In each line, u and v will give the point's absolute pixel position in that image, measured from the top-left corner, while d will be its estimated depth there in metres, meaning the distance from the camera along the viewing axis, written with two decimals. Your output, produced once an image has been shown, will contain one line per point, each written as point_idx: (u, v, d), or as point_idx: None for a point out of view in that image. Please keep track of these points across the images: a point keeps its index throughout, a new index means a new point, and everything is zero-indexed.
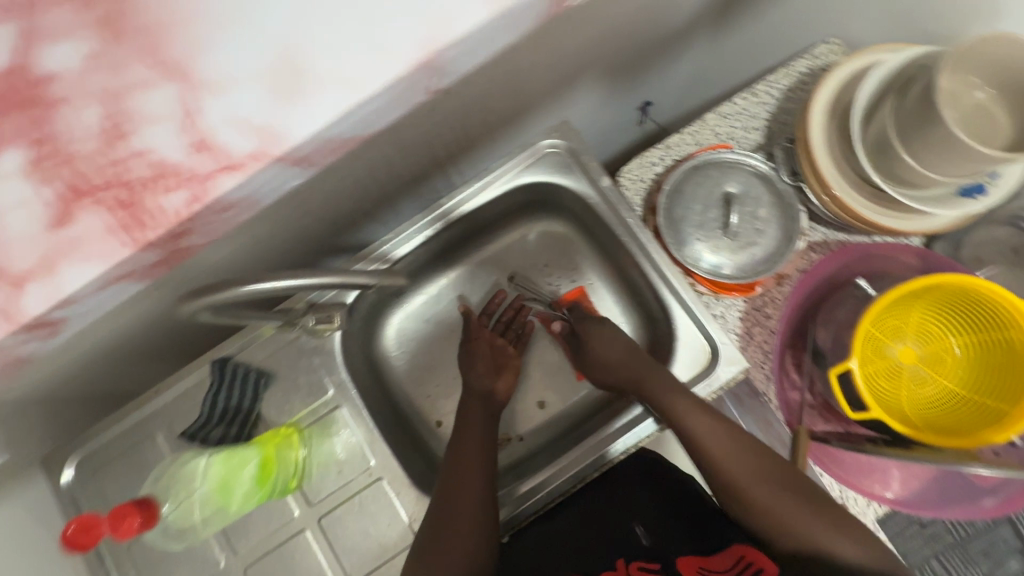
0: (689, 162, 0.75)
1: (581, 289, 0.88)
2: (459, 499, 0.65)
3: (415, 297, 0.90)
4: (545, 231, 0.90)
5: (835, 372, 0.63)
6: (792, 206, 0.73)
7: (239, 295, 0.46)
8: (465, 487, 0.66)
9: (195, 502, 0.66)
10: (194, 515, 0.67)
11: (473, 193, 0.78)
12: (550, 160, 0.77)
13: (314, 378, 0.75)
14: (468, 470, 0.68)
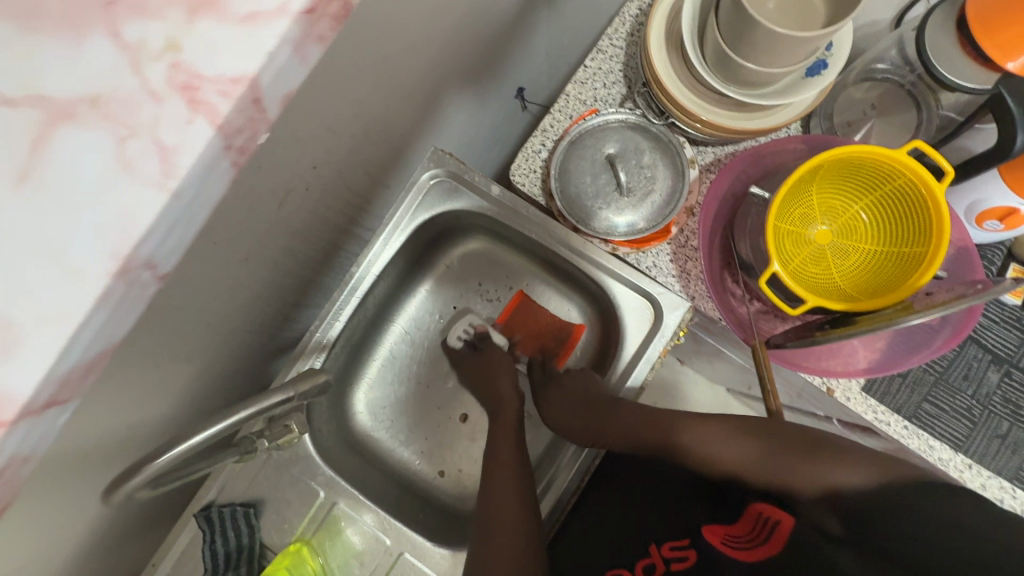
0: (564, 141, 0.76)
1: (521, 292, 0.88)
2: (499, 490, 0.66)
3: (372, 366, 0.88)
4: (466, 254, 0.90)
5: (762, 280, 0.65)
6: (670, 143, 0.75)
7: (162, 466, 0.48)
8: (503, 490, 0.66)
9: None
10: None
11: (378, 250, 0.77)
12: (436, 190, 0.77)
13: (301, 485, 0.73)
14: (502, 495, 0.65)
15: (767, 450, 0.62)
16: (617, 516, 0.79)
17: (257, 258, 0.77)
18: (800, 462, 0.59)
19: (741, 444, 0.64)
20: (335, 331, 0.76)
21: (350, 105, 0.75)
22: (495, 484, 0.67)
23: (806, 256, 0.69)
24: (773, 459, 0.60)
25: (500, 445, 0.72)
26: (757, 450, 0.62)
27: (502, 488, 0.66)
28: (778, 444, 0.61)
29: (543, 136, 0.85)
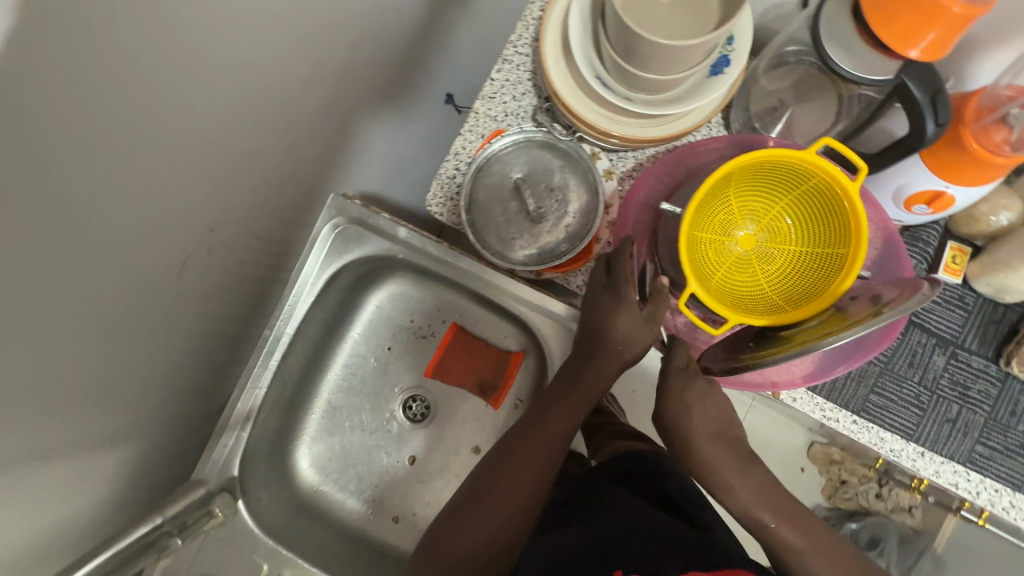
0: (467, 172, 0.72)
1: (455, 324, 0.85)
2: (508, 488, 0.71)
3: (311, 420, 0.85)
4: (393, 293, 0.86)
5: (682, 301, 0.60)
6: (579, 157, 0.73)
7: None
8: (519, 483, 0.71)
9: None
10: None
11: (291, 306, 0.74)
12: (343, 237, 0.74)
13: (241, 560, 0.71)
14: (503, 506, 0.70)
15: (793, 526, 0.67)
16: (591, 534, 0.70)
17: (164, 330, 0.74)
18: (817, 546, 0.66)
19: (768, 498, 0.69)
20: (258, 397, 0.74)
21: (235, 159, 0.71)
22: (521, 478, 0.72)
23: (728, 265, 0.65)
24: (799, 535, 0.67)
25: (532, 454, 0.72)
26: (784, 521, 0.67)
27: (504, 497, 0.71)
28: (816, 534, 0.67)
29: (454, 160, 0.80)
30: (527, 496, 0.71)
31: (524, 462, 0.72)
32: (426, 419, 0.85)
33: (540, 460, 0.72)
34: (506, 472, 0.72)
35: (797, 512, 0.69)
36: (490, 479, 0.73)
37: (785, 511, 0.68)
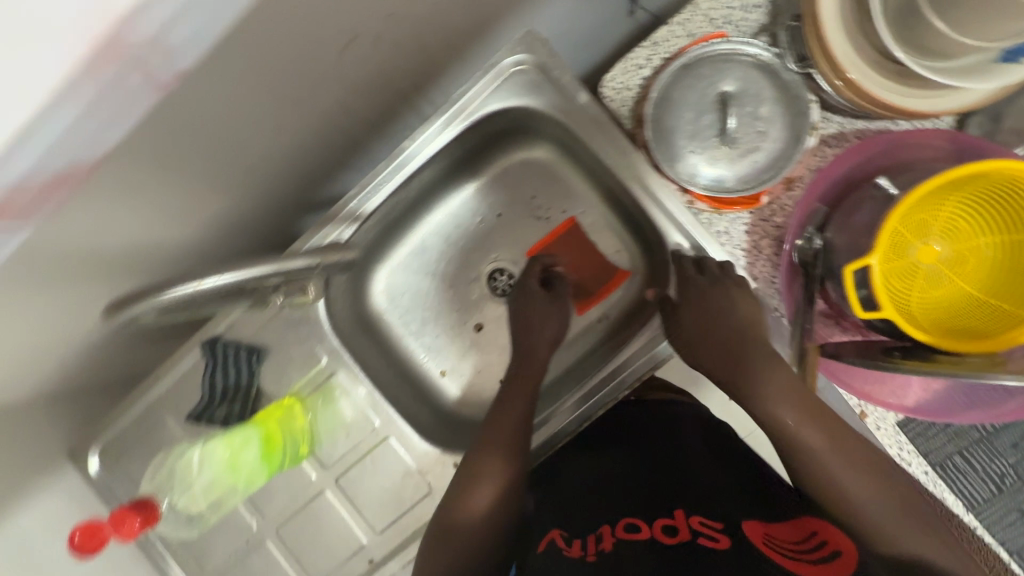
0: (674, 65, 0.65)
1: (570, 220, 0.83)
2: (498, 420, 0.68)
3: (400, 251, 0.85)
4: (526, 161, 0.82)
5: (849, 269, 0.56)
6: (800, 99, 0.63)
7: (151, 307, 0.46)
8: (510, 412, 0.68)
9: (218, 479, 0.70)
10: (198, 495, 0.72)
11: (438, 131, 0.70)
12: (519, 81, 0.68)
13: (307, 345, 0.73)
14: (495, 468, 0.65)
15: (891, 503, 0.56)
16: (597, 484, 0.75)
17: (308, 103, 0.71)
18: (904, 523, 0.55)
19: (807, 422, 0.59)
20: (371, 207, 0.71)
21: None
22: (505, 404, 0.70)
23: (900, 266, 0.58)
24: (885, 504, 0.56)
25: (508, 402, 0.70)
26: (876, 495, 0.56)
27: (496, 460, 0.65)
28: (865, 469, 0.57)
29: (651, 51, 0.72)
30: (514, 450, 0.66)
31: (515, 402, 0.69)
32: (507, 297, 0.84)
33: (512, 408, 0.69)
34: (494, 415, 0.68)
35: (837, 441, 0.58)
36: (499, 400, 0.71)
37: (824, 436, 0.58)
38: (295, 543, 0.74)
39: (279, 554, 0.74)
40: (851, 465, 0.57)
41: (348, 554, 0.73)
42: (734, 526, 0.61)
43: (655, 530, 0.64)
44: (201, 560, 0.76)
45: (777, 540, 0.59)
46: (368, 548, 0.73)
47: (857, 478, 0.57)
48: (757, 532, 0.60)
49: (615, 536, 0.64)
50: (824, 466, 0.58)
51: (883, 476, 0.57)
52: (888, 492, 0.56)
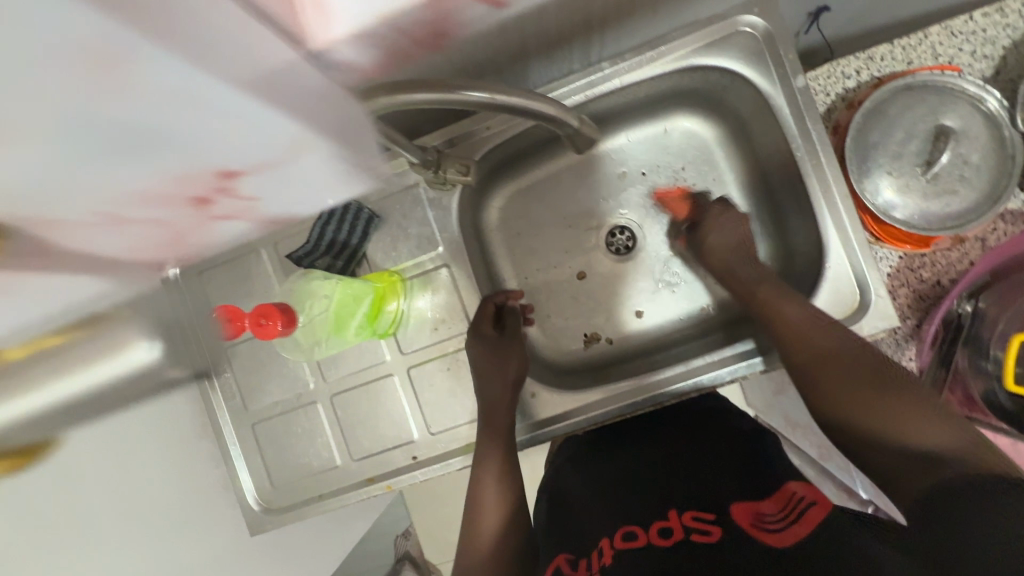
0: (902, 80, 0.63)
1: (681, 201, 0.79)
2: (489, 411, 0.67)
3: (531, 174, 0.82)
4: (691, 131, 0.78)
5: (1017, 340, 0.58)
6: (1015, 159, 0.61)
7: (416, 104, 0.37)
8: (495, 409, 0.67)
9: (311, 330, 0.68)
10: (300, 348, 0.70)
11: (638, 64, 0.66)
12: (740, 43, 0.64)
13: (426, 231, 0.71)
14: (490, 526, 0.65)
15: (903, 410, 0.50)
16: (598, 494, 0.68)
17: None
18: (902, 412, 0.50)
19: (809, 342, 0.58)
20: None
21: None
22: (490, 392, 0.67)
23: None
24: (886, 394, 0.52)
25: (483, 421, 0.67)
26: (891, 411, 0.50)
27: (489, 497, 0.66)
28: (874, 393, 0.52)
29: (863, 64, 0.71)
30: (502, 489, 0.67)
31: (493, 402, 0.67)
32: (620, 257, 0.82)
33: (505, 395, 0.67)
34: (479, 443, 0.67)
35: (828, 364, 0.56)
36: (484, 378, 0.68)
37: (842, 368, 0.55)
38: (345, 415, 0.73)
39: (326, 420, 0.73)
40: (846, 383, 0.54)
41: (396, 444, 0.72)
42: (725, 513, 0.55)
43: (650, 536, 0.55)
44: (246, 400, 0.75)
45: (768, 517, 0.53)
46: (416, 444, 0.72)
47: (857, 395, 0.53)
48: (746, 515, 0.54)
49: (614, 548, 0.56)
50: (827, 391, 0.55)
51: (898, 391, 0.52)
52: (906, 399, 0.51)
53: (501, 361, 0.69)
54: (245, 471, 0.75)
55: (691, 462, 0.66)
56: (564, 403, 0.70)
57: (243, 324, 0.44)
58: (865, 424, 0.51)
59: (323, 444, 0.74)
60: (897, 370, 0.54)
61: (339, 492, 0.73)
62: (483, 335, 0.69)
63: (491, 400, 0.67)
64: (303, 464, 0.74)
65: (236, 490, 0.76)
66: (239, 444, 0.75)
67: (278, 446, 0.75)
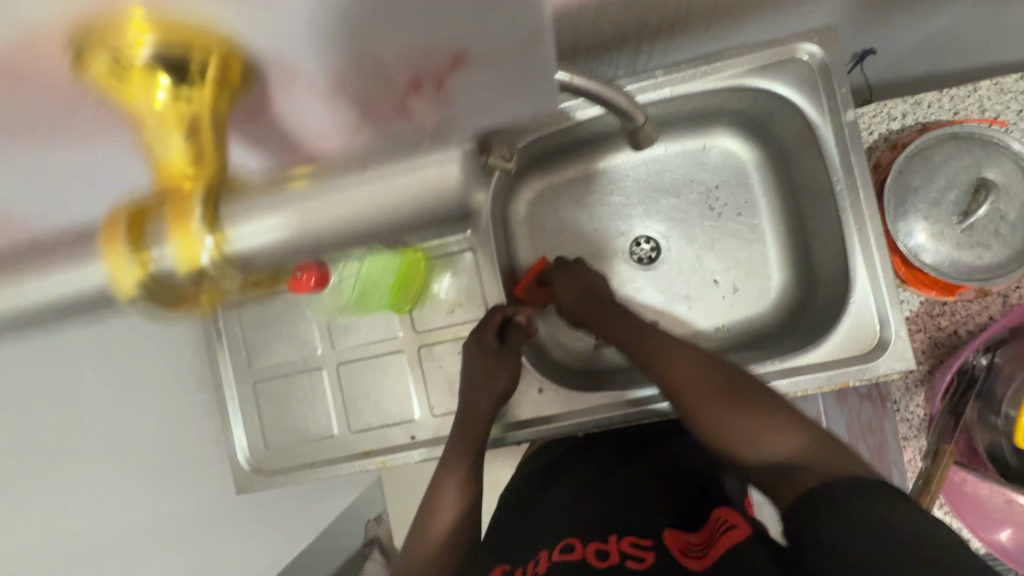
0: (949, 128, 0.63)
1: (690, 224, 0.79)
2: (470, 399, 0.66)
3: (566, 172, 0.81)
4: (731, 151, 0.78)
5: None
6: None
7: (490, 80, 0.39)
8: (473, 400, 0.66)
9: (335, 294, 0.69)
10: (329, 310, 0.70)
11: (691, 77, 0.66)
12: (796, 70, 0.64)
13: None
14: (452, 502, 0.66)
15: (774, 431, 0.55)
16: (555, 506, 0.70)
17: None
18: (749, 424, 0.56)
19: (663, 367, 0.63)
20: (586, 116, 0.68)
21: None
22: (469, 391, 0.66)
23: None
24: (742, 410, 0.57)
25: (461, 426, 0.66)
26: (764, 433, 0.55)
27: (450, 495, 0.66)
28: (744, 411, 0.57)
29: (911, 108, 0.72)
30: (468, 484, 0.66)
31: (471, 397, 0.66)
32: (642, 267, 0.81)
33: (485, 407, 0.65)
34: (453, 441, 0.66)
35: (699, 381, 0.61)
36: (470, 373, 0.67)
37: (710, 392, 0.60)
38: (349, 385, 0.72)
39: (329, 387, 0.72)
40: (715, 403, 0.59)
41: (396, 422, 0.71)
42: (658, 539, 0.60)
43: (586, 552, 0.59)
44: (251, 356, 0.74)
45: (694, 546, 0.59)
46: (417, 424, 0.71)
47: (729, 412, 0.57)
48: (676, 542, 0.60)
49: (552, 559, 0.60)
50: (704, 412, 0.59)
51: (771, 410, 0.56)
52: (777, 424, 0.55)
53: (485, 361, 0.67)
54: (239, 428, 0.74)
55: (646, 482, 0.70)
56: (557, 407, 0.68)
57: None
58: (745, 451, 0.56)
59: (322, 411, 0.73)
60: (752, 387, 0.59)
61: (331, 462, 0.72)
62: (482, 347, 0.67)
63: (468, 393, 0.66)
64: (299, 429, 0.73)
65: (228, 447, 0.74)
66: (237, 400, 0.74)
67: (276, 407, 0.74)
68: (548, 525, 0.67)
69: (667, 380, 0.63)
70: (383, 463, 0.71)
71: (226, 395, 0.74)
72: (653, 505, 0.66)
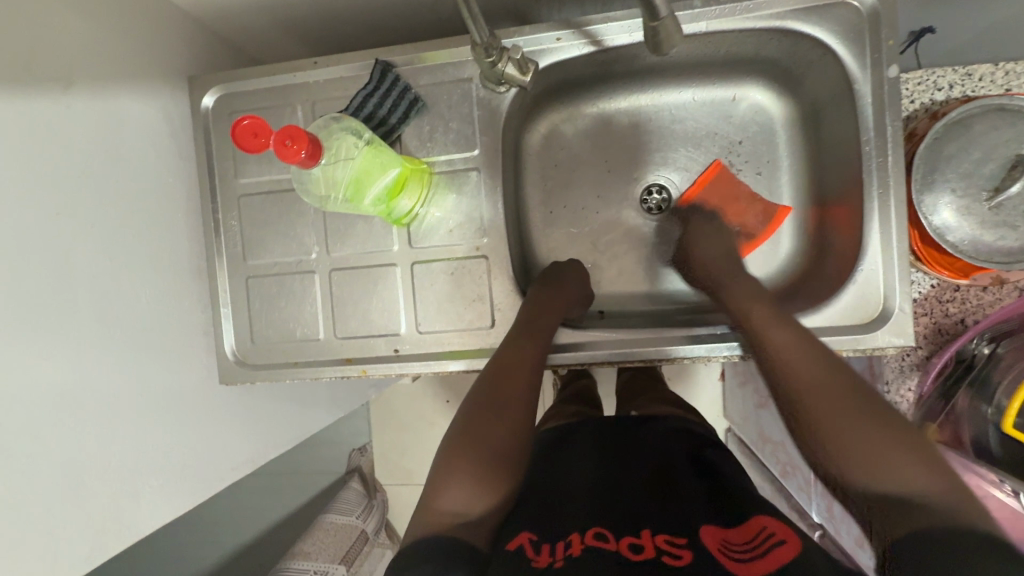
0: (997, 100, 0.59)
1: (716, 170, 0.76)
2: (544, 312, 0.67)
3: (587, 108, 0.79)
4: (760, 105, 0.75)
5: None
6: None
7: None
8: (545, 318, 0.67)
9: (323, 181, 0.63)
10: (319, 197, 0.65)
11: (731, 12, 0.62)
12: (843, 16, 0.60)
13: (468, 129, 0.69)
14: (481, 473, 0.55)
15: (875, 444, 0.47)
16: (560, 481, 0.62)
17: None
18: (882, 438, 0.47)
19: (808, 380, 0.53)
20: (616, 43, 0.65)
21: None
22: (540, 307, 0.67)
23: None
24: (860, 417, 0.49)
25: (525, 342, 0.65)
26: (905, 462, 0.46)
27: (507, 402, 0.60)
28: (869, 424, 0.49)
29: (960, 78, 0.68)
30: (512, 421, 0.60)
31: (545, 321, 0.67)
32: (653, 217, 0.80)
33: (548, 327, 0.66)
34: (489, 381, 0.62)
35: (840, 410, 0.50)
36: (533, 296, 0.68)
37: (825, 391, 0.52)
38: (339, 291, 0.72)
39: (319, 291, 0.73)
40: (845, 412, 0.50)
41: (380, 333, 0.72)
42: (695, 536, 0.53)
43: (621, 545, 0.52)
44: (246, 252, 0.75)
45: (735, 546, 0.51)
46: (401, 339, 0.71)
47: (867, 441, 0.48)
48: (714, 539, 0.52)
49: (584, 543, 0.52)
50: (830, 425, 0.50)
51: (896, 429, 0.48)
52: (896, 434, 0.48)
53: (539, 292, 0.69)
54: (229, 320, 0.75)
55: (651, 472, 0.63)
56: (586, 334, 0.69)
57: (267, 141, 0.43)
58: (852, 467, 0.48)
59: (310, 315, 0.73)
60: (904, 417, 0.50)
61: (313, 364, 0.73)
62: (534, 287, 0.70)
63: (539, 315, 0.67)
64: (286, 329, 0.74)
65: (217, 337, 0.76)
66: (229, 292, 0.75)
67: (266, 305, 0.75)
68: (563, 501, 0.59)
69: (795, 378, 0.54)
70: (364, 371, 0.72)
71: (220, 287, 0.75)
72: (670, 501, 0.58)
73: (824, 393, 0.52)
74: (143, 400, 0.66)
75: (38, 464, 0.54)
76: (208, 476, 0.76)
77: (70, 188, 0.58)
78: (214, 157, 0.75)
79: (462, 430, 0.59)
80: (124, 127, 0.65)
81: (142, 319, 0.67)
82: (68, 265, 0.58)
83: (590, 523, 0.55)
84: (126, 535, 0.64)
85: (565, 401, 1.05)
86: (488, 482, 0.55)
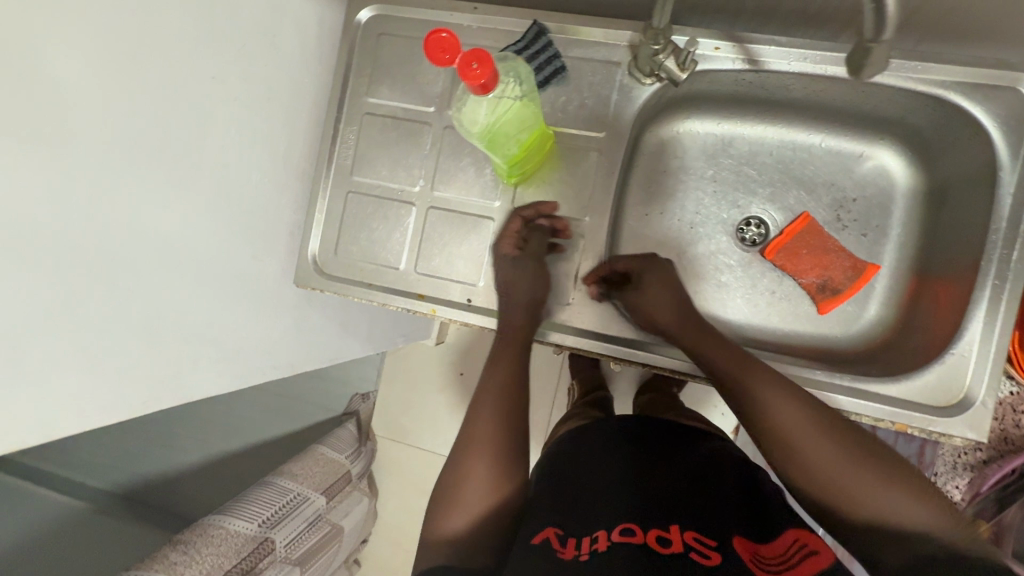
0: None
1: (773, 252, 0.77)
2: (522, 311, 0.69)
3: (711, 125, 0.79)
4: (886, 169, 0.75)
5: None
6: None
7: None
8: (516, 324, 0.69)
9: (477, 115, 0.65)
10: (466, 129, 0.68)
11: (893, 69, 0.61)
12: (1009, 102, 0.60)
13: (601, 111, 0.70)
14: (479, 484, 0.58)
15: (870, 487, 0.53)
16: (592, 474, 0.63)
17: None
18: (871, 483, 0.53)
19: (792, 431, 0.57)
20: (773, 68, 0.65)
21: None
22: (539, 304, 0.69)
23: None
24: (847, 464, 0.54)
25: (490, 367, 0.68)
26: (897, 502, 0.52)
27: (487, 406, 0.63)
28: (856, 473, 0.54)
29: None
30: (497, 427, 0.62)
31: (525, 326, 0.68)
32: (748, 249, 0.79)
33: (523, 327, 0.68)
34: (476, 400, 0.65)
35: (827, 459, 0.55)
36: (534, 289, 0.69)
37: (812, 442, 0.56)
38: (431, 229, 0.74)
39: (413, 224, 0.74)
40: (834, 459, 0.55)
41: (458, 280, 0.73)
42: (725, 543, 0.52)
43: (648, 539, 0.52)
44: (354, 168, 0.77)
45: (766, 559, 0.51)
46: (476, 291, 0.73)
47: (860, 484, 0.53)
48: (746, 549, 0.52)
49: (611, 540, 0.52)
50: (825, 472, 0.55)
51: (879, 470, 0.54)
52: (885, 476, 0.53)
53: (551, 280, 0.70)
54: (318, 227, 0.77)
55: (682, 472, 0.63)
56: (601, 326, 0.70)
57: (451, 57, 0.46)
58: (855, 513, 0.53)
59: (397, 244, 0.75)
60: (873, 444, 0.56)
61: (386, 291, 0.75)
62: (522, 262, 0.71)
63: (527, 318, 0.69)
64: (370, 250, 0.76)
65: (303, 239, 0.78)
66: (327, 202, 0.77)
67: (358, 223, 0.77)
68: (593, 493, 0.60)
69: (781, 429, 0.58)
70: (433, 310, 0.73)
71: (320, 193, 0.77)
72: (699, 502, 0.58)
73: (811, 443, 0.56)
74: (224, 274, 0.68)
75: (127, 299, 0.57)
76: (254, 366, 0.78)
77: (227, 56, 0.61)
78: (350, 70, 0.77)
79: (456, 457, 0.61)
80: (284, 18, 0.67)
81: (247, 200, 0.69)
82: (204, 127, 0.61)
83: (616, 518, 0.55)
84: (175, 395, 0.66)
85: (592, 404, 1.05)
86: (491, 483, 0.58)
